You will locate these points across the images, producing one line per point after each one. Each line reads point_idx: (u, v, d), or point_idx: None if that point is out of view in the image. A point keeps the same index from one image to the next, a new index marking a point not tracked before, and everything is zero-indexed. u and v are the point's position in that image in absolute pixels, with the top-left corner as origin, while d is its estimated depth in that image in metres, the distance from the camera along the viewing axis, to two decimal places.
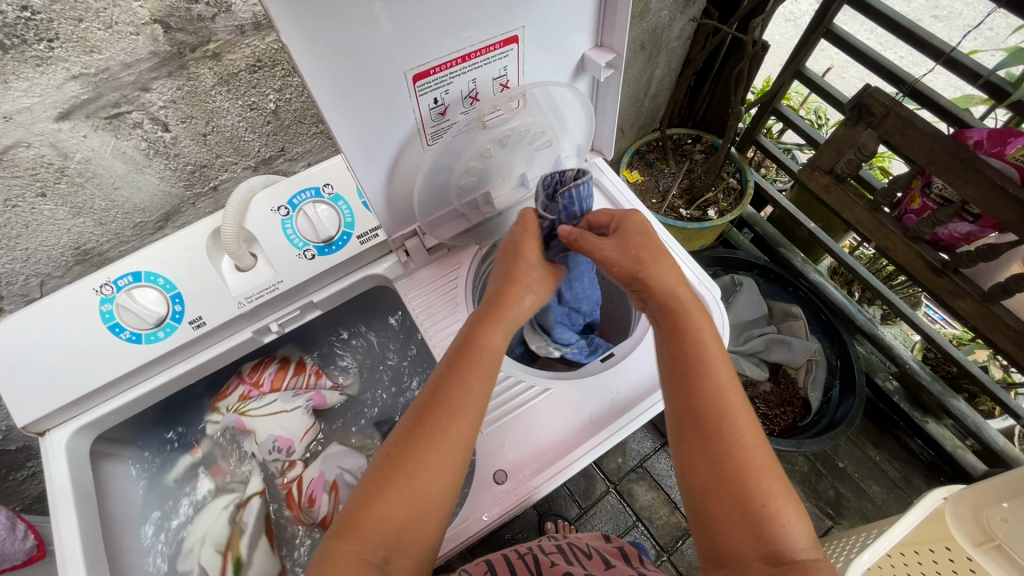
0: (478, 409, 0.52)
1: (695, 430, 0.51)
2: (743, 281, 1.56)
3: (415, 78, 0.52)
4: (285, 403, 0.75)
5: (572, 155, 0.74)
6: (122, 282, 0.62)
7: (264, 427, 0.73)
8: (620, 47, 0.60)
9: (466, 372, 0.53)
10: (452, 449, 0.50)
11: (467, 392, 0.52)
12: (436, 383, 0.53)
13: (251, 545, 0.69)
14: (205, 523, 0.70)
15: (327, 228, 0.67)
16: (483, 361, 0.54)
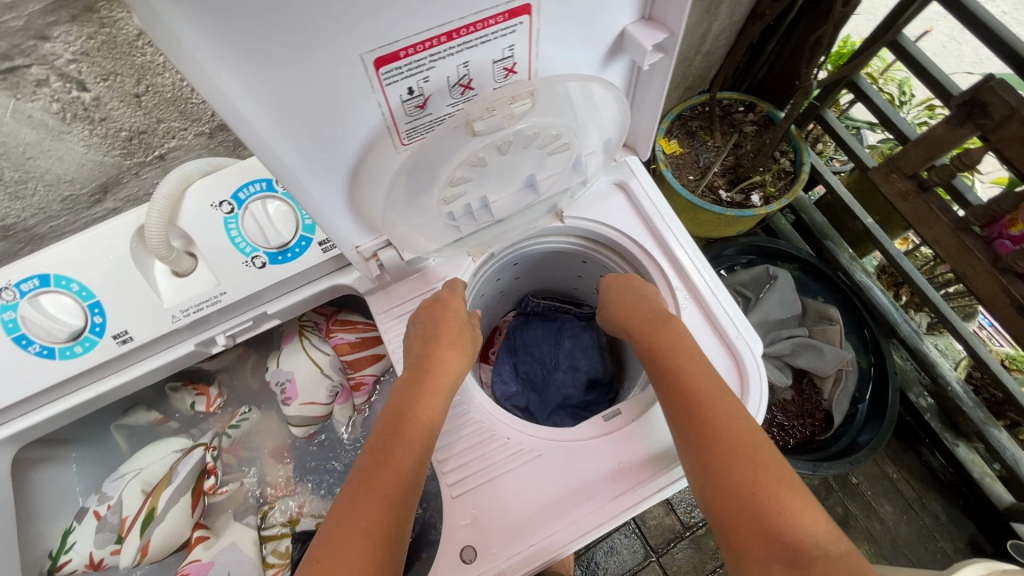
0: (410, 482, 0.47)
1: (722, 481, 0.44)
2: (779, 274, 1.33)
3: (378, 63, 0.37)
4: (328, 372, 0.75)
5: (596, 152, 0.57)
6: (26, 287, 0.51)
7: (299, 366, 0.74)
8: (675, 26, 0.43)
9: (389, 446, 0.48)
10: (383, 527, 0.44)
11: (396, 463, 0.47)
12: (363, 461, 0.48)
13: (171, 500, 0.65)
14: (152, 457, 0.69)
15: (283, 232, 0.54)
16: (411, 432, 0.49)
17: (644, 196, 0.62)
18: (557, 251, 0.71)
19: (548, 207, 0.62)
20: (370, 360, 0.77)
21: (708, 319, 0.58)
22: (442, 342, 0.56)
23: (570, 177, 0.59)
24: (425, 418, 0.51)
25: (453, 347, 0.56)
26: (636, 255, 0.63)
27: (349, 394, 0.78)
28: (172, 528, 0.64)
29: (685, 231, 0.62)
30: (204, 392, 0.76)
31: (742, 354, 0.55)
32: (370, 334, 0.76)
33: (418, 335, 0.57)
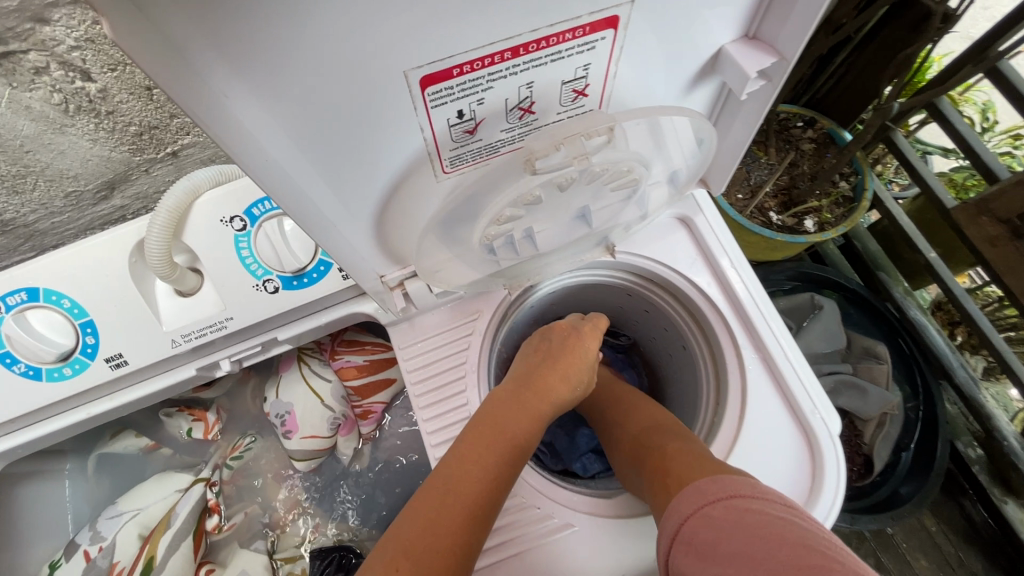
0: (493, 489, 0.44)
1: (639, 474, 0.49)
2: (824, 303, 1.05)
3: (425, 81, 0.30)
4: (329, 403, 0.69)
5: (662, 184, 0.49)
6: (13, 300, 0.45)
7: (299, 399, 0.68)
8: (789, 51, 0.35)
9: (473, 444, 0.46)
10: (460, 527, 0.42)
11: (481, 464, 0.45)
12: (449, 456, 0.46)
13: (172, 546, 0.60)
14: (153, 495, 0.64)
15: (300, 254, 0.48)
16: (501, 433, 0.47)
17: (711, 235, 0.54)
18: (600, 284, 0.64)
19: (599, 240, 0.55)
20: (380, 386, 0.71)
21: (778, 385, 0.50)
22: (557, 367, 0.54)
23: (629, 210, 0.51)
24: (517, 434, 0.48)
25: (561, 370, 0.54)
26: (695, 302, 0.55)
27: (355, 424, 0.72)
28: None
29: (758, 279, 0.53)
30: (201, 418, 0.70)
31: (818, 434, 0.48)
32: (379, 357, 0.70)
33: (539, 358, 0.56)
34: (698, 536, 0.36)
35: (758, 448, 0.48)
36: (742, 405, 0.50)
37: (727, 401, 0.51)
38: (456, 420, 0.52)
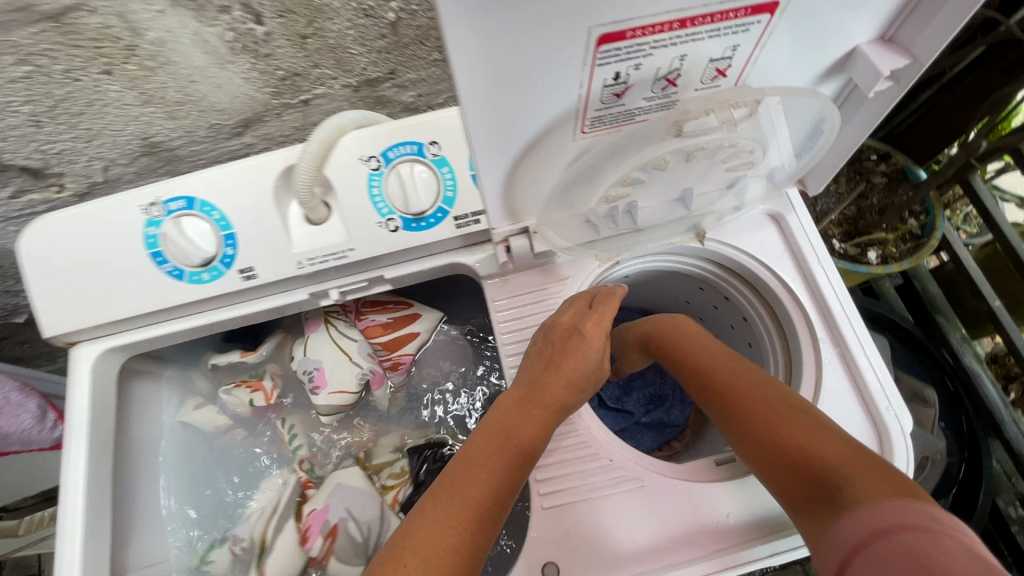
0: (502, 485, 0.43)
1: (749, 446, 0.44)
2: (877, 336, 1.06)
3: (602, 40, 0.34)
4: (357, 359, 0.68)
5: (764, 175, 0.52)
6: (173, 205, 0.51)
7: (326, 354, 0.67)
8: (925, 54, 0.38)
9: (475, 455, 0.44)
10: (472, 525, 0.41)
11: (489, 472, 0.44)
12: (456, 463, 0.44)
13: (277, 530, 0.65)
14: (267, 492, 0.70)
15: (423, 198, 0.52)
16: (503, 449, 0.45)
17: (801, 233, 0.57)
18: (678, 272, 0.67)
19: (690, 225, 0.58)
20: (408, 339, 0.71)
21: (853, 381, 0.52)
22: (560, 373, 0.49)
23: (726, 198, 0.55)
24: (525, 443, 0.46)
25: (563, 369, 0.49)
26: (777, 296, 0.57)
27: (383, 376, 0.72)
28: (282, 555, 0.63)
29: (843, 281, 0.55)
30: (257, 387, 0.70)
31: (890, 429, 0.49)
32: (401, 314, 0.70)
33: (541, 357, 0.51)
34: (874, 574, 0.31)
35: None
36: (814, 395, 0.52)
37: (800, 391, 0.53)
38: None
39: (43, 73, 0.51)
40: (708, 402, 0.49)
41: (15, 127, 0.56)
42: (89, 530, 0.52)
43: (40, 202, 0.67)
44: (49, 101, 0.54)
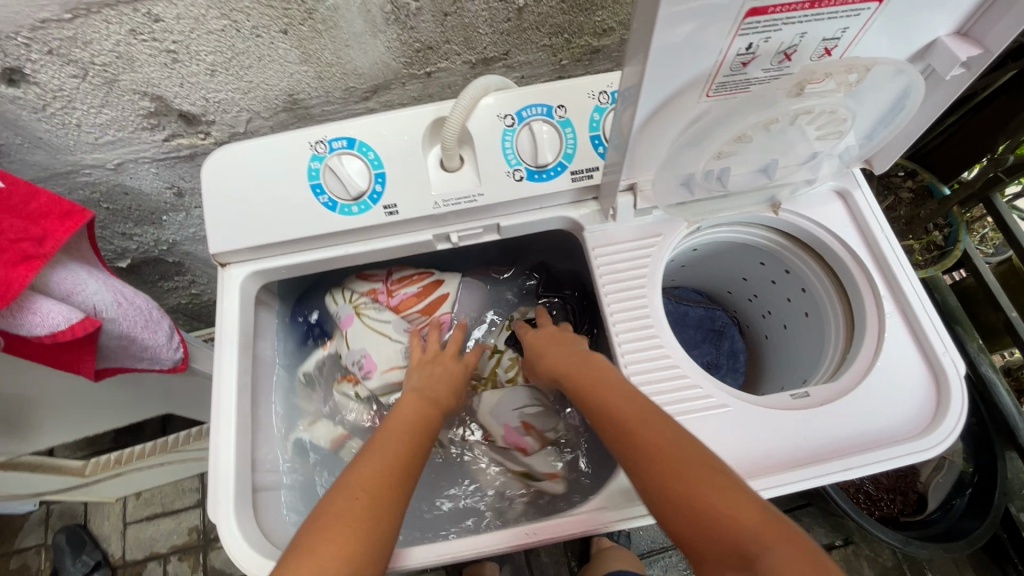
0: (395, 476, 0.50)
1: (673, 523, 0.43)
2: None
3: (749, 14, 0.43)
4: (395, 335, 0.75)
5: (839, 153, 0.61)
6: (336, 144, 0.60)
7: (368, 340, 0.75)
8: (994, 45, 0.47)
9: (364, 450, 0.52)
10: (362, 505, 0.46)
11: (376, 457, 0.51)
12: (344, 475, 0.49)
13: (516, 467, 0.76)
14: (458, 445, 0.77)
15: (548, 153, 0.61)
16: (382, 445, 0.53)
17: (866, 208, 0.65)
18: (746, 243, 0.75)
19: (768, 196, 0.67)
20: (440, 302, 0.79)
21: (913, 334, 0.60)
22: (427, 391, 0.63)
23: (803, 172, 0.63)
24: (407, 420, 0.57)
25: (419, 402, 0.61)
26: (843, 262, 0.66)
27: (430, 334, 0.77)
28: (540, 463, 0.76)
29: (903, 248, 0.63)
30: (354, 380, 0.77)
31: (947, 371, 0.57)
32: (426, 283, 0.79)
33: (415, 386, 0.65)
34: None
35: (890, 377, 0.58)
36: (878, 343, 0.60)
37: (865, 340, 0.61)
38: (633, 310, 0.62)
39: (234, 27, 0.60)
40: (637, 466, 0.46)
41: (193, 74, 0.64)
42: (240, 423, 0.60)
43: (185, 147, 0.76)
44: (229, 53, 0.63)
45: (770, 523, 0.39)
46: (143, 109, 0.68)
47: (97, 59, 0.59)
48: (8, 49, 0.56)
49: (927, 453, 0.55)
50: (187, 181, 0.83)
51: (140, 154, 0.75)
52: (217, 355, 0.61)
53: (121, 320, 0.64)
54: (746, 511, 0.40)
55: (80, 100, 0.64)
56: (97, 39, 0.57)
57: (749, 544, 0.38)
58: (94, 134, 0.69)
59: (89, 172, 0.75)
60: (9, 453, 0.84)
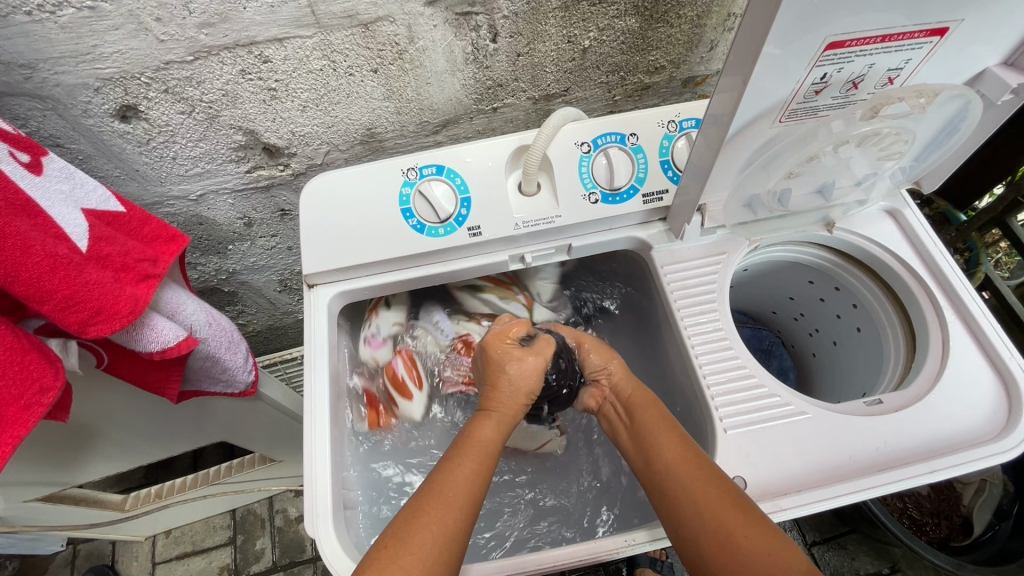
0: (477, 492, 0.55)
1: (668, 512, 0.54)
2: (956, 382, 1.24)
3: (829, 45, 0.47)
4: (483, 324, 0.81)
5: (892, 175, 0.66)
6: (426, 171, 0.65)
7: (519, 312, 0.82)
8: None
9: (457, 459, 0.56)
10: (454, 508, 0.52)
11: (464, 466, 0.56)
12: (422, 500, 0.52)
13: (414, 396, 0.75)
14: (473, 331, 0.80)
15: (621, 177, 0.66)
16: (470, 450, 0.58)
17: (916, 224, 0.70)
18: (798, 262, 0.79)
19: (823, 216, 0.71)
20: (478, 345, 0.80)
21: (977, 340, 0.63)
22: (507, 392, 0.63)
23: (857, 193, 0.68)
24: (487, 440, 0.59)
25: (494, 423, 0.61)
26: (900, 274, 0.69)
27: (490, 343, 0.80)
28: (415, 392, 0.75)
29: (954, 261, 0.67)
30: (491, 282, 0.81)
31: (1014, 372, 0.60)
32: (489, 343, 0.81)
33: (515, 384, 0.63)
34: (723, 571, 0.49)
35: (960, 382, 0.60)
36: (944, 353, 0.63)
37: (932, 349, 0.64)
38: (709, 325, 0.65)
39: (332, 67, 0.66)
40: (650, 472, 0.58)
41: (287, 110, 0.70)
42: (332, 440, 0.61)
43: (264, 178, 0.80)
44: (323, 90, 0.68)
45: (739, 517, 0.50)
46: (234, 142, 0.72)
47: (205, 96, 0.64)
48: (130, 88, 0.61)
49: (1005, 454, 0.57)
50: (259, 211, 0.87)
51: (222, 185, 0.79)
52: (307, 375, 0.63)
53: (210, 340, 0.66)
54: (700, 468, 0.54)
55: (181, 135, 0.69)
56: (210, 79, 0.62)
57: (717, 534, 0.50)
58: (185, 166, 0.73)
59: (173, 204, 0.79)
60: (58, 488, 0.85)
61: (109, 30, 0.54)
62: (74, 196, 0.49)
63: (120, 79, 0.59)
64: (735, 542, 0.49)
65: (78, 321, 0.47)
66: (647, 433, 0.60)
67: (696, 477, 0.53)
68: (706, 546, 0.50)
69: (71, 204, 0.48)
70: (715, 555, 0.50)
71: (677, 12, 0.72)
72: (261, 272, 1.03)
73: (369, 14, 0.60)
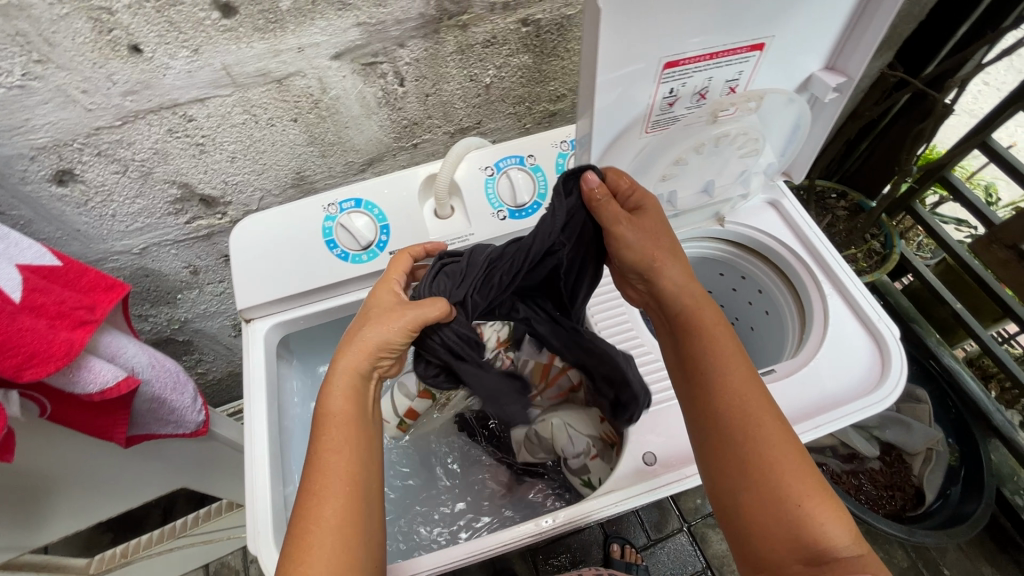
0: (358, 466, 0.54)
1: (723, 451, 0.56)
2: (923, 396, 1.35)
3: (666, 66, 0.55)
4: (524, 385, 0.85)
5: (762, 171, 0.75)
6: (345, 205, 0.71)
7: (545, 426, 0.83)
8: (853, 73, 0.62)
9: (324, 445, 0.54)
10: (344, 489, 0.52)
11: (342, 446, 0.54)
12: (303, 492, 0.52)
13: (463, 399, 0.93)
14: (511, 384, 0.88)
15: (524, 195, 0.73)
16: (334, 428, 0.55)
17: (794, 212, 0.78)
18: (704, 258, 0.88)
19: (713, 213, 0.79)
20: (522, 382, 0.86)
21: (851, 307, 0.70)
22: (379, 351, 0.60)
23: (737, 189, 0.76)
24: (344, 410, 0.56)
25: (337, 382, 0.57)
26: (785, 258, 0.77)
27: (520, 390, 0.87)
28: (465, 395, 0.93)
29: (829, 240, 0.75)
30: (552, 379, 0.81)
31: (884, 332, 0.67)
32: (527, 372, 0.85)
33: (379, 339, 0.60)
34: (758, 519, 0.53)
35: (838, 346, 0.67)
36: (824, 322, 0.70)
37: (814, 321, 0.71)
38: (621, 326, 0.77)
39: (254, 120, 0.72)
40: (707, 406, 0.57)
41: (217, 162, 0.76)
42: (274, 462, 0.65)
43: (204, 227, 0.86)
44: (248, 141, 0.75)
45: (803, 482, 0.52)
46: (170, 196, 0.78)
47: (137, 156, 0.70)
48: (64, 154, 0.66)
49: (882, 404, 0.63)
50: (203, 259, 0.92)
51: (164, 238, 0.84)
52: (246, 402, 0.67)
53: (154, 381, 0.69)
54: (766, 417, 0.55)
55: (118, 193, 0.74)
56: (140, 140, 0.68)
57: (776, 487, 0.52)
58: (125, 223, 0.79)
59: (117, 258, 0.84)
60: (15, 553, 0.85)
61: (39, 104, 0.60)
62: (9, 254, 0.53)
63: (54, 147, 0.65)
64: (789, 506, 0.51)
65: (14, 366, 0.51)
66: (714, 364, 0.58)
67: (766, 426, 0.54)
68: (745, 498, 0.54)
69: (7, 261, 0.53)
70: (755, 505, 0.53)
71: (564, 47, 0.82)
72: (213, 318, 1.07)
73: (281, 71, 0.68)
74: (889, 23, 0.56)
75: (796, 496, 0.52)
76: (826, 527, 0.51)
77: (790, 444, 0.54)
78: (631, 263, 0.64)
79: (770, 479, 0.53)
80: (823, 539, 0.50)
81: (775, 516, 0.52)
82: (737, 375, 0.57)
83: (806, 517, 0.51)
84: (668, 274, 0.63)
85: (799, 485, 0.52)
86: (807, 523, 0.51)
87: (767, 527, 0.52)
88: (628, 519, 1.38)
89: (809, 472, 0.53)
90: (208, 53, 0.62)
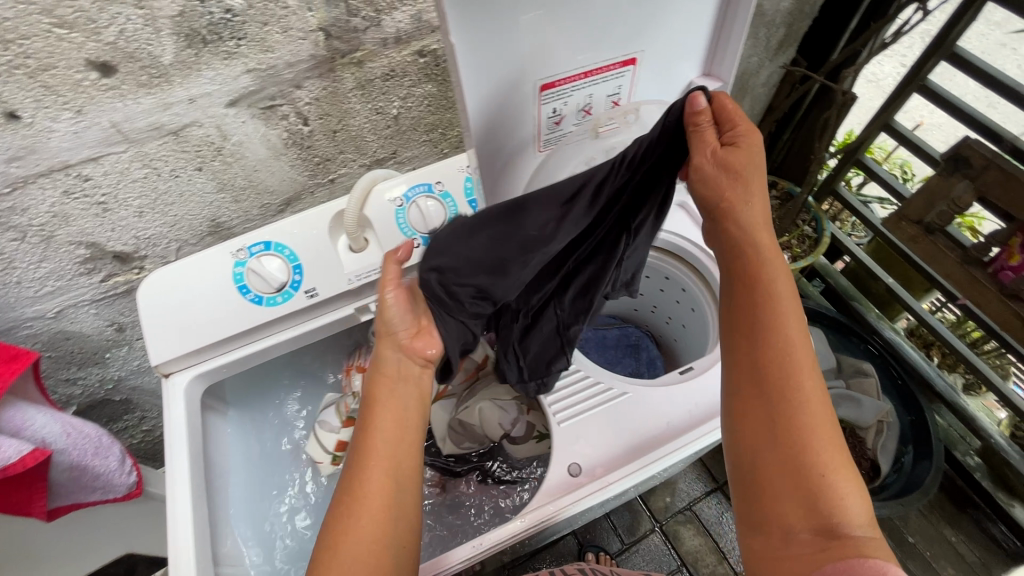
0: (397, 462, 0.57)
1: (761, 409, 0.56)
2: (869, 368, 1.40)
3: (543, 87, 0.57)
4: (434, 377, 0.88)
5: None
6: (254, 249, 0.70)
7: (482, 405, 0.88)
8: (727, 77, 0.65)
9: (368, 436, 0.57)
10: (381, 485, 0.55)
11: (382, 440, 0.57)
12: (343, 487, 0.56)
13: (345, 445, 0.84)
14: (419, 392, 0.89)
15: (435, 221, 0.74)
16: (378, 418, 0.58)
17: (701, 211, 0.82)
18: None
19: None
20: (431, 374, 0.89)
21: None
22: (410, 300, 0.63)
23: None
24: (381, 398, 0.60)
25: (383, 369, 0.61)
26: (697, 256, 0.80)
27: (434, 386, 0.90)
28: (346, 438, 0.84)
29: None
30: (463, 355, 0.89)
31: None
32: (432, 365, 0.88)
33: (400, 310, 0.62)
34: (781, 483, 0.53)
35: None
36: None
37: None
38: None
39: (155, 173, 0.72)
40: (753, 361, 0.57)
41: (123, 218, 0.75)
42: (199, 517, 0.64)
43: (122, 283, 0.84)
44: (153, 195, 0.74)
45: (834, 453, 0.53)
46: (79, 256, 0.77)
47: (35, 221, 0.69)
48: None
49: None
50: (127, 315, 0.90)
51: (79, 298, 0.82)
52: (167, 455, 0.65)
53: (72, 449, 0.67)
54: (810, 383, 0.55)
55: (20, 259, 0.72)
56: (35, 204, 0.67)
57: (804, 453, 0.53)
58: (34, 288, 0.77)
59: (31, 325, 0.81)
60: None
61: None
62: None
63: None
64: (818, 475, 0.52)
65: None
66: (769, 324, 0.57)
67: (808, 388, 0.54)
68: (771, 464, 0.54)
69: None
70: (781, 468, 0.54)
71: None
72: (148, 374, 1.04)
73: (175, 123, 0.67)
74: (747, 29, 0.59)
75: (826, 467, 0.52)
76: (849, 502, 0.51)
77: (825, 413, 0.54)
78: (705, 202, 0.60)
79: (803, 446, 0.53)
80: (842, 515, 0.50)
81: (802, 483, 0.52)
82: (794, 338, 0.56)
83: (834, 490, 0.51)
84: (740, 218, 0.58)
85: (830, 457, 0.53)
86: (830, 493, 0.51)
87: (793, 493, 0.52)
88: (601, 526, 1.38)
89: (839, 446, 0.54)
90: (92, 112, 0.62)
